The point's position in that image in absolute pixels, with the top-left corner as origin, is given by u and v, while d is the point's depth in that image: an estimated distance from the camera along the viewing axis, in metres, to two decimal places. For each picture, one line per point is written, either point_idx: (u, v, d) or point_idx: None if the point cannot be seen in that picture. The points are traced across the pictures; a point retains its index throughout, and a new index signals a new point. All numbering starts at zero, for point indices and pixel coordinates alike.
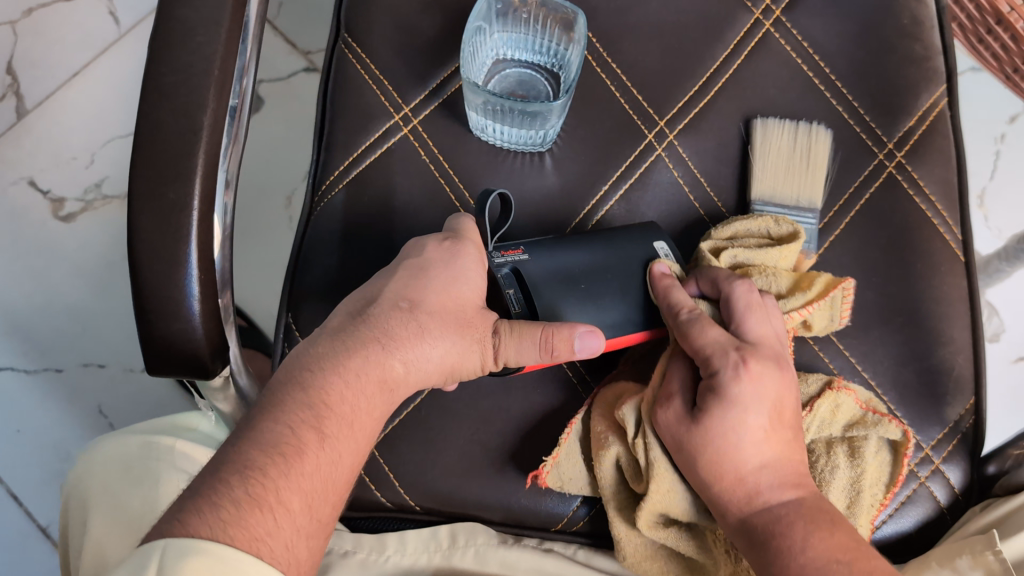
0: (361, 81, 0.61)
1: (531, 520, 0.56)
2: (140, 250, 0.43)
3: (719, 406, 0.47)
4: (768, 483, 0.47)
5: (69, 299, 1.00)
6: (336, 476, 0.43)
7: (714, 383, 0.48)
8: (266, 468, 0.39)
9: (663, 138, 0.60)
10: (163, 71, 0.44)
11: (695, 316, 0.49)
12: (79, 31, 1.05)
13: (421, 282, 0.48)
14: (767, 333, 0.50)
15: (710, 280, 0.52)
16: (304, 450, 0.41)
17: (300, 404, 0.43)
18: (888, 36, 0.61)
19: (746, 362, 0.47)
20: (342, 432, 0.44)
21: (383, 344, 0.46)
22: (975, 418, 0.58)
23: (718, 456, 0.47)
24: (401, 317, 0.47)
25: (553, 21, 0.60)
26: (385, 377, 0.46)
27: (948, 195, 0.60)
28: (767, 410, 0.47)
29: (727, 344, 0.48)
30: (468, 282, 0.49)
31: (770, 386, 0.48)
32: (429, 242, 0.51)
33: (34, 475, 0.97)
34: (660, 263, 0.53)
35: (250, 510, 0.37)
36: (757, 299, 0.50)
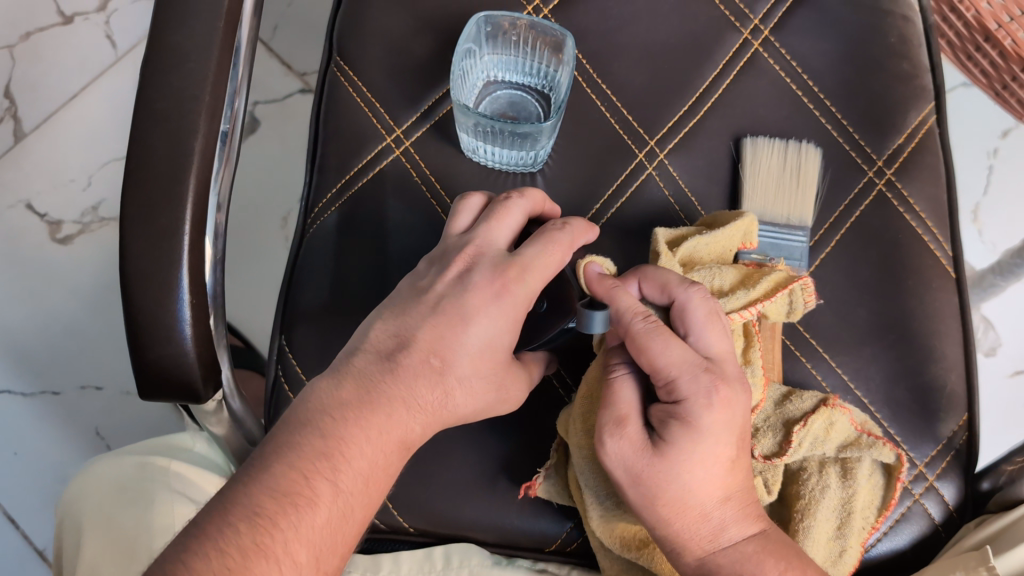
0: (353, 104, 0.61)
1: (524, 541, 0.56)
2: (132, 275, 0.43)
3: (684, 435, 0.46)
4: (731, 519, 0.47)
5: (66, 321, 1.00)
6: (349, 529, 0.42)
7: (678, 412, 0.46)
8: (276, 516, 0.40)
9: (653, 157, 0.61)
10: (154, 98, 0.45)
11: (652, 325, 0.47)
12: (77, 54, 1.06)
13: (455, 333, 0.46)
14: (723, 347, 0.49)
15: (654, 282, 0.50)
16: (314, 505, 0.41)
17: (319, 454, 0.42)
18: (875, 54, 0.62)
19: (717, 387, 0.46)
20: (357, 486, 0.43)
21: (407, 404, 0.45)
22: (968, 434, 0.58)
23: (679, 489, 0.46)
24: (428, 375, 0.46)
25: (543, 43, 0.60)
26: (404, 437, 0.45)
27: (938, 212, 0.61)
28: (734, 440, 0.47)
29: (695, 365, 0.47)
30: (506, 343, 0.47)
31: (739, 415, 0.47)
32: (478, 277, 0.47)
33: (31, 498, 0.97)
34: (592, 262, 0.51)
35: (255, 558, 0.38)
36: (714, 310, 0.49)
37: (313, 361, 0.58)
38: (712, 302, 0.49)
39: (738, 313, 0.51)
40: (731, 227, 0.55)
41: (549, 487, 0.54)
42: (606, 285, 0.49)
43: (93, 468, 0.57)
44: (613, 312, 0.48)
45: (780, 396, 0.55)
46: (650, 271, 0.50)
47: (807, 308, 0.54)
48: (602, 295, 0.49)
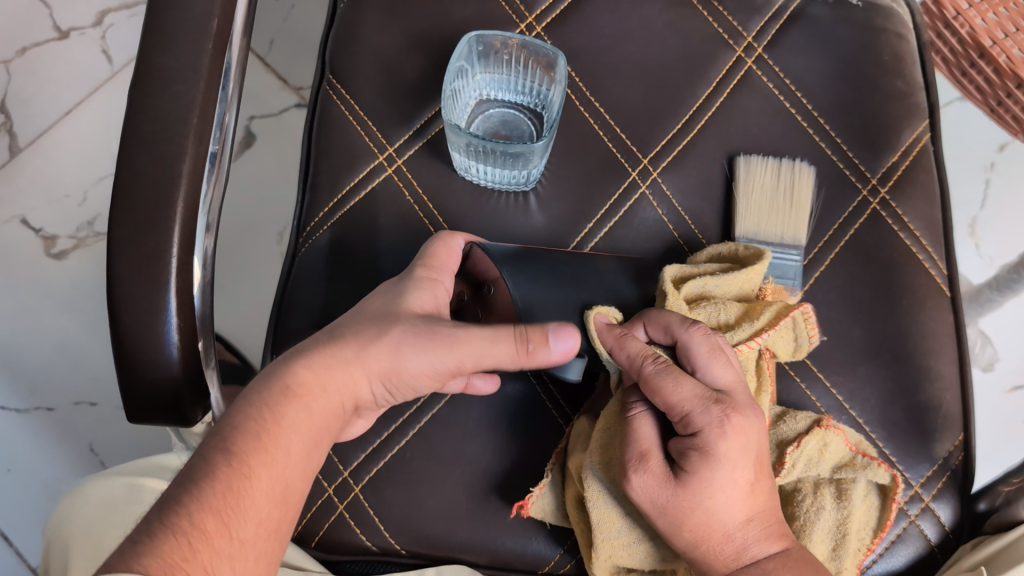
0: (346, 122, 0.61)
1: (517, 564, 0.56)
2: (119, 298, 0.43)
3: (705, 465, 0.46)
4: (753, 537, 0.47)
5: (60, 337, 0.99)
6: (261, 495, 0.41)
7: (696, 441, 0.46)
8: (181, 497, 0.39)
9: (646, 176, 0.61)
10: (142, 119, 0.44)
11: (661, 366, 0.47)
12: (73, 69, 1.06)
13: (352, 315, 0.50)
14: (730, 378, 0.48)
15: (657, 324, 0.49)
16: (215, 475, 0.40)
17: (215, 433, 0.43)
18: (868, 71, 0.62)
19: (729, 416, 0.46)
20: (256, 452, 0.42)
21: (291, 363, 0.47)
22: (964, 454, 0.57)
23: (706, 512, 0.46)
24: (316, 342, 0.48)
25: (535, 61, 0.60)
26: (291, 395, 0.45)
27: (933, 230, 0.60)
28: (751, 464, 0.47)
29: (705, 397, 0.46)
30: (415, 302, 0.50)
31: (753, 437, 0.47)
32: (379, 285, 0.52)
33: (24, 515, 0.96)
34: (597, 314, 0.51)
35: (166, 535, 0.36)
36: (717, 342, 0.48)
37: None
38: (713, 334, 0.49)
39: (744, 345, 0.51)
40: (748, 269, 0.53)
41: (542, 507, 0.54)
42: (613, 334, 0.49)
43: (84, 490, 0.58)
44: (625, 360, 0.49)
45: (775, 415, 0.55)
46: (650, 313, 0.50)
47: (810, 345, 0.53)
48: (612, 345, 0.49)
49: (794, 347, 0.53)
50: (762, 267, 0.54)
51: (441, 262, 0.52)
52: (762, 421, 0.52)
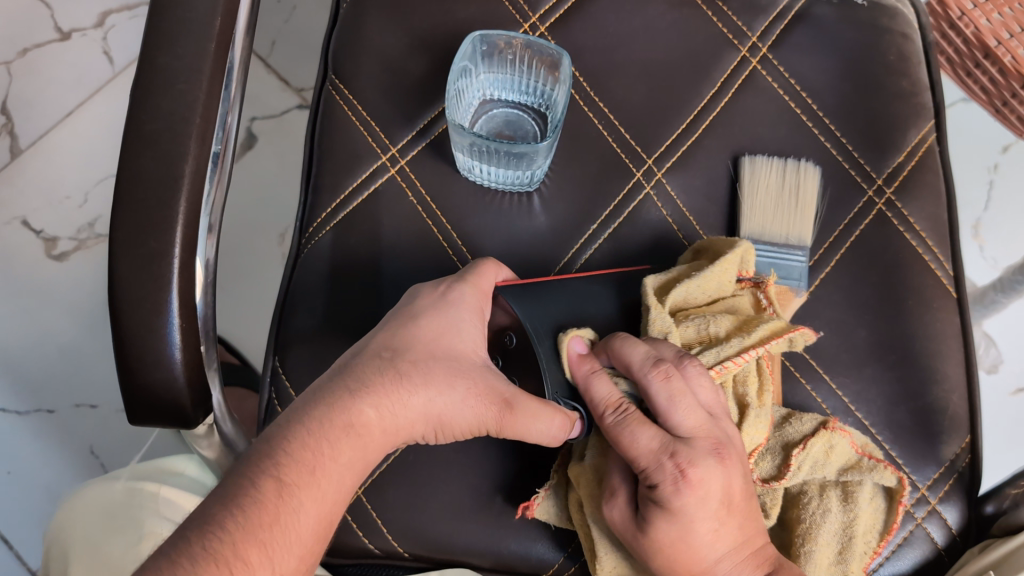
0: (349, 123, 0.61)
1: (521, 566, 0.55)
2: (121, 299, 0.42)
3: (663, 518, 0.45)
4: (727, 575, 0.46)
5: (61, 338, 0.99)
6: (303, 528, 0.41)
7: (655, 495, 0.45)
8: (223, 522, 0.38)
9: (650, 176, 0.60)
10: (144, 118, 0.44)
11: (620, 418, 0.46)
12: (74, 70, 1.06)
13: (407, 333, 0.48)
14: (696, 422, 0.46)
15: (614, 358, 0.47)
16: (258, 504, 0.40)
17: (262, 456, 0.42)
18: (874, 72, 0.62)
19: (684, 473, 0.44)
20: (305, 484, 0.41)
21: (355, 392, 0.45)
22: (970, 457, 0.57)
23: (681, 551, 0.46)
24: (379, 365, 0.46)
25: (538, 61, 0.60)
26: (352, 422, 0.44)
27: (939, 232, 0.60)
28: (716, 512, 0.45)
29: (661, 450, 0.45)
30: (462, 337, 0.49)
31: (714, 488, 0.45)
32: (425, 290, 0.50)
33: (24, 518, 0.95)
34: (574, 338, 0.49)
35: (207, 565, 0.36)
36: (679, 385, 0.45)
37: (307, 383, 0.57)
38: (680, 368, 0.46)
39: (731, 361, 0.48)
40: (721, 264, 0.52)
41: (546, 508, 0.53)
42: (579, 373, 0.48)
43: (83, 495, 0.57)
44: (590, 401, 0.47)
45: (781, 418, 0.54)
46: (608, 343, 0.48)
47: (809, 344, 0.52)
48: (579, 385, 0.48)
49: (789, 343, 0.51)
50: (735, 258, 0.53)
51: (478, 287, 0.50)
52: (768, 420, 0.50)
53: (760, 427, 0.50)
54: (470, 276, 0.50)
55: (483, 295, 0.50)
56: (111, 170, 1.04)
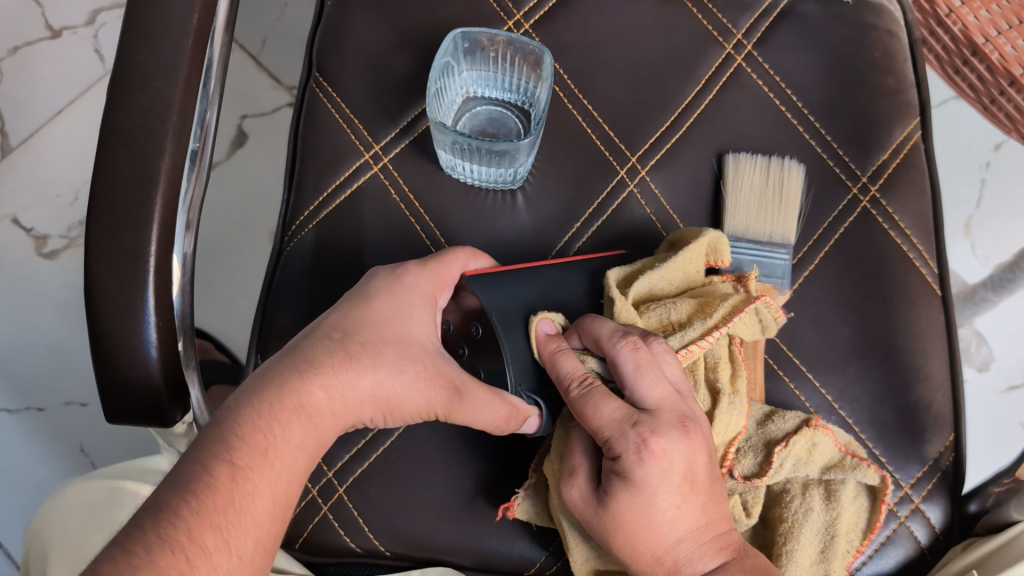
0: (332, 120, 0.60)
1: (503, 565, 0.55)
2: (96, 297, 0.42)
3: (627, 490, 0.43)
4: (688, 556, 0.45)
5: (50, 337, 0.99)
6: (258, 511, 0.41)
7: (617, 466, 0.43)
8: (177, 509, 0.38)
9: (634, 174, 0.60)
10: (120, 116, 0.44)
11: (585, 390, 0.45)
12: (64, 68, 1.05)
13: (361, 314, 0.48)
14: (661, 394, 0.44)
15: (592, 334, 0.46)
16: (210, 486, 0.40)
17: (212, 441, 0.42)
18: (859, 69, 0.61)
19: (646, 442, 0.43)
20: (258, 468, 0.42)
21: (305, 373, 0.45)
22: (954, 455, 0.57)
23: (645, 530, 0.44)
24: (329, 347, 0.46)
25: (522, 59, 0.60)
26: (303, 404, 0.44)
27: (924, 229, 0.60)
28: (678, 487, 0.44)
29: (626, 420, 0.43)
30: (417, 320, 0.48)
31: (678, 461, 0.43)
32: (380, 273, 0.51)
33: (14, 516, 0.95)
34: (543, 319, 0.47)
35: (163, 553, 0.36)
36: (646, 355, 0.44)
37: None
38: (648, 343, 0.45)
39: (695, 344, 0.47)
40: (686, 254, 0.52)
41: (525, 508, 0.52)
42: (548, 352, 0.46)
43: (64, 493, 0.57)
44: (557, 378, 0.46)
45: (763, 415, 0.54)
46: (584, 322, 0.47)
47: (780, 324, 0.52)
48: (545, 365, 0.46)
49: (759, 327, 0.51)
50: (699, 245, 0.53)
51: (440, 275, 0.50)
52: (742, 406, 0.49)
53: (734, 414, 0.49)
54: (429, 260, 0.50)
55: (445, 283, 0.50)
56: (86, 179, 1.03)
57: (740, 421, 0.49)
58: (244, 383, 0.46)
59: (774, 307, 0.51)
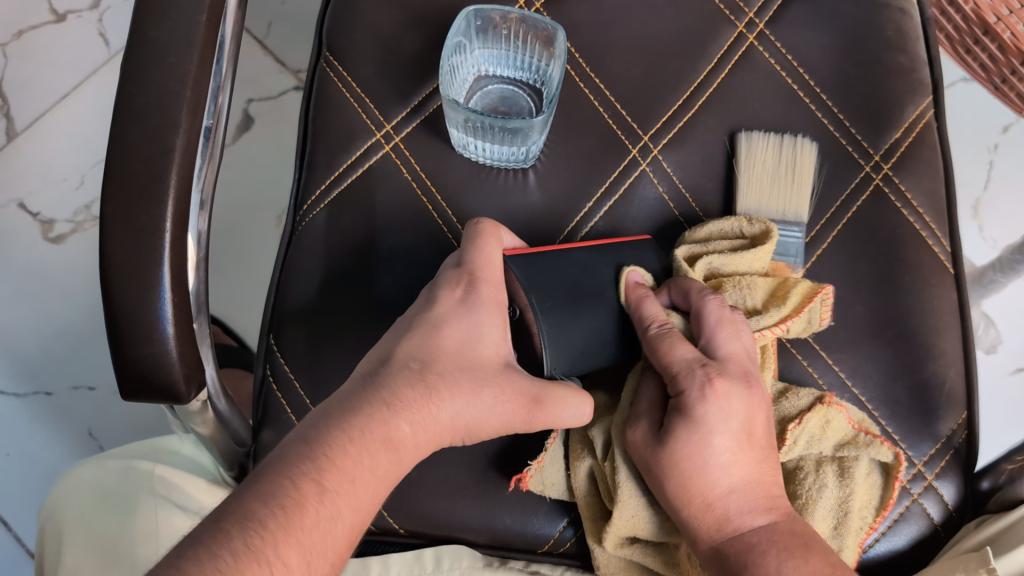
0: (343, 100, 0.60)
1: (517, 543, 0.55)
2: (113, 274, 0.42)
3: (686, 427, 0.46)
4: (737, 510, 0.46)
5: (59, 321, 0.99)
6: (338, 534, 0.41)
7: (681, 403, 0.46)
8: (264, 519, 0.39)
9: (647, 153, 0.60)
10: (135, 93, 0.44)
11: (664, 331, 0.48)
12: (70, 52, 1.05)
13: (433, 342, 0.47)
14: (735, 348, 0.48)
15: (683, 290, 0.51)
16: (289, 503, 0.40)
17: (303, 456, 0.42)
18: (871, 47, 0.61)
19: (711, 380, 0.46)
20: (344, 489, 0.42)
21: (389, 406, 0.45)
22: (967, 433, 0.57)
23: (699, 470, 0.46)
24: (409, 378, 0.46)
25: (534, 37, 0.59)
26: (389, 435, 0.44)
27: (936, 207, 0.60)
28: (737, 432, 0.46)
29: (694, 362, 0.47)
30: (484, 340, 0.48)
31: (737, 407, 0.46)
32: (444, 293, 0.49)
33: (24, 500, 0.96)
34: (632, 270, 0.52)
35: (247, 562, 0.37)
36: (729, 314, 0.49)
37: (302, 361, 0.57)
38: (732, 309, 0.49)
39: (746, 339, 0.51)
40: (757, 249, 0.54)
41: (541, 482, 0.53)
42: (633, 294, 0.51)
43: (76, 474, 0.57)
44: (636, 321, 0.50)
45: (777, 392, 0.54)
46: (678, 280, 0.52)
47: (822, 327, 0.53)
48: (630, 308, 0.51)
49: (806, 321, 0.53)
50: (771, 244, 0.54)
51: (492, 278, 0.49)
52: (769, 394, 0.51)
53: None
54: (474, 265, 0.49)
55: (497, 282, 0.49)
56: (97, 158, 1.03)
57: None
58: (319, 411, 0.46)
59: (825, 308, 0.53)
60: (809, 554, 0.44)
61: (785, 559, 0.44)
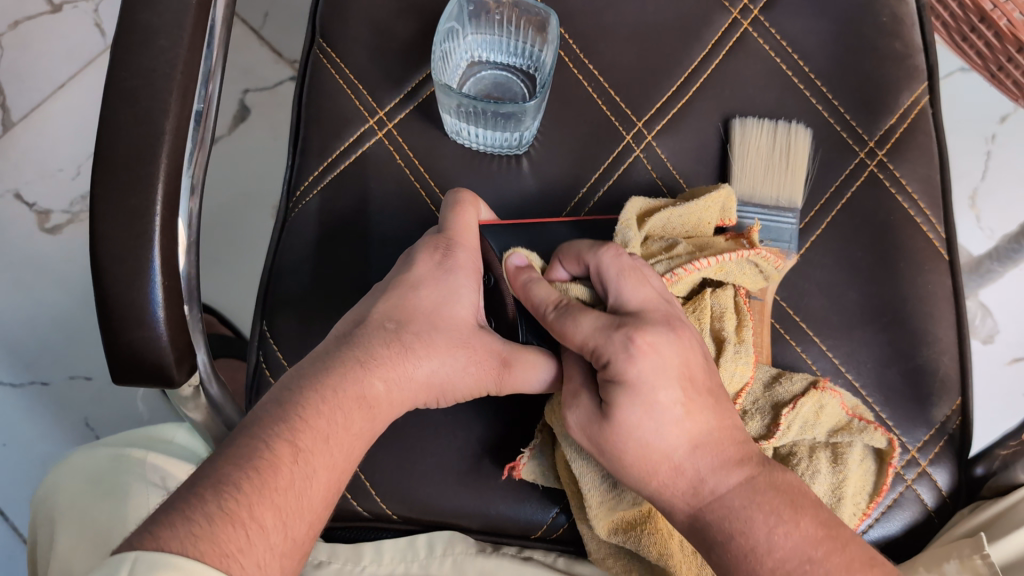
0: (336, 86, 0.60)
1: (511, 528, 0.55)
2: (103, 258, 0.42)
3: (625, 395, 0.42)
4: (708, 469, 0.43)
5: (54, 312, 0.99)
6: (313, 494, 0.41)
7: (611, 374, 0.43)
8: (238, 482, 0.38)
9: (640, 139, 0.60)
10: (124, 76, 0.43)
11: (562, 310, 0.45)
12: (66, 42, 1.05)
13: (411, 302, 0.48)
14: (648, 295, 0.45)
15: (573, 256, 0.48)
16: (261, 463, 0.39)
17: (276, 418, 0.42)
18: (867, 32, 0.61)
19: (633, 338, 0.42)
20: (318, 447, 0.42)
21: (364, 365, 0.45)
22: (961, 419, 0.57)
23: (649, 435, 0.43)
24: (385, 337, 0.46)
25: (527, 22, 0.59)
26: (364, 393, 0.44)
27: (932, 194, 0.60)
28: (678, 381, 0.43)
29: (606, 327, 0.43)
30: (461, 303, 0.49)
31: (670, 355, 0.43)
32: (421, 255, 0.50)
33: (20, 489, 0.96)
34: (515, 254, 0.50)
35: (223, 524, 0.36)
36: (629, 262, 0.46)
37: (295, 348, 0.57)
38: (630, 256, 0.47)
39: (681, 269, 0.50)
40: (706, 198, 0.53)
41: (532, 469, 0.53)
42: (520, 280, 0.48)
43: (69, 460, 0.57)
44: (532, 306, 0.47)
45: (769, 378, 0.54)
46: (563, 249, 0.49)
47: (779, 272, 0.54)
48: (521, 293, 0.48)
49: (762, 277, 0.54)
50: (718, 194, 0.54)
51: (466, 246, 0.50)
52: (748, 354, 0.51)
53: (741, 363, 0.51)
54: (452, 232, 0.51)
55: (472, 249, 0.51)
56: (92, 149, 1.03)
57: (747, 370, 0.51)
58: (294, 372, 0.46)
59: (774, 259, 0.53)
60: (797, 514, 0.42)
61: (775, 523, 0.41)
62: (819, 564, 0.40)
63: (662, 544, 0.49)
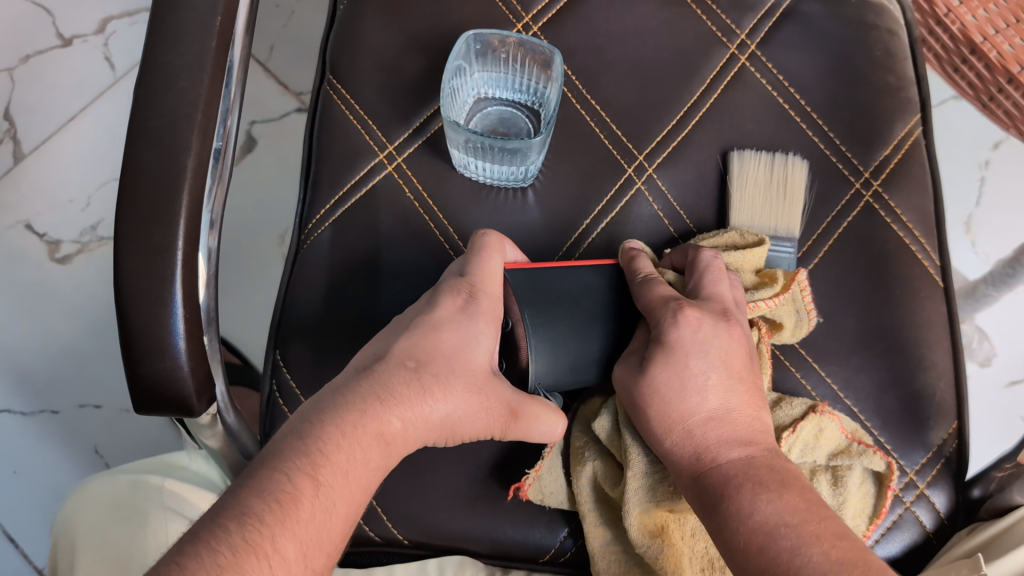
0: (347, 122, 0.62)
1: (518, 552, 0.57)
2: (127, 291, 0.44)
3: (662, 353, 0.49)
4: (715, 438, 0.48)
5: (64, 341, 1.00)
6: (332, 527, 0.42)
7: (658, 336, 0.49)
8: (260, 514, 0.39)
9: (642, 172, 0.62)
10: (147, 116, 0.45)
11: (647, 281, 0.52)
12: (75, 75, 1.07)
13: (431, 343, 0.49)
14: (726, 295, 0.52)
15: (681, 251, 0.57)
16: (282, 497, 0.40)
17: (297, 450, 0.42)
18: (859, 67, 0.63)
19: (684, 309, 0.49)
20: (339, 483, 0.43)
21: (382, 400, 0.46)
22: (959, 442, 0.58)
23: (678, 394, 0.48)
24: (405, 374, 0.47)
25: (532, 60, 0.61)
26: (382, 431, 0.45)
27: (925, 222, 0.61)
28: (718, 360, 0.49)
29: (668, 297, 0.50)
30: (479, 347, 0.50)
31: (714, 337, 0.49)
32: (444, 298, 0.51)
33: (29, 517, 0.97)
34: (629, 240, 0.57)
35: (246, 557, 0.37)
36: (721, 264, 0.53)
37: (308, 376, 0.59)
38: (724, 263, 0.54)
39: (763, 301, 0.54)
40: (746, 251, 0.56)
41: (539, 491, 0.55)
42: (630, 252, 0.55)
43: (87, 488, 0.58)
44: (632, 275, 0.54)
45: (771, 402, 0.56)
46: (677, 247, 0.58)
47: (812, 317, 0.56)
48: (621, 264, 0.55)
49: (796, 321, 0.56)
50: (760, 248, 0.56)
51: (490, 290, 0.52)
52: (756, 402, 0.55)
53: None
54: (475, 276, 0.52)
55: (494, 296, 0.52)
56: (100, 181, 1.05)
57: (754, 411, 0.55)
58: (309, 403, 0.47)
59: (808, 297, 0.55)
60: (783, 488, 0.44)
61: (760, 491, 0.44)
62: (795, 525, 0.42)
63: (676, 558, 0.51)
